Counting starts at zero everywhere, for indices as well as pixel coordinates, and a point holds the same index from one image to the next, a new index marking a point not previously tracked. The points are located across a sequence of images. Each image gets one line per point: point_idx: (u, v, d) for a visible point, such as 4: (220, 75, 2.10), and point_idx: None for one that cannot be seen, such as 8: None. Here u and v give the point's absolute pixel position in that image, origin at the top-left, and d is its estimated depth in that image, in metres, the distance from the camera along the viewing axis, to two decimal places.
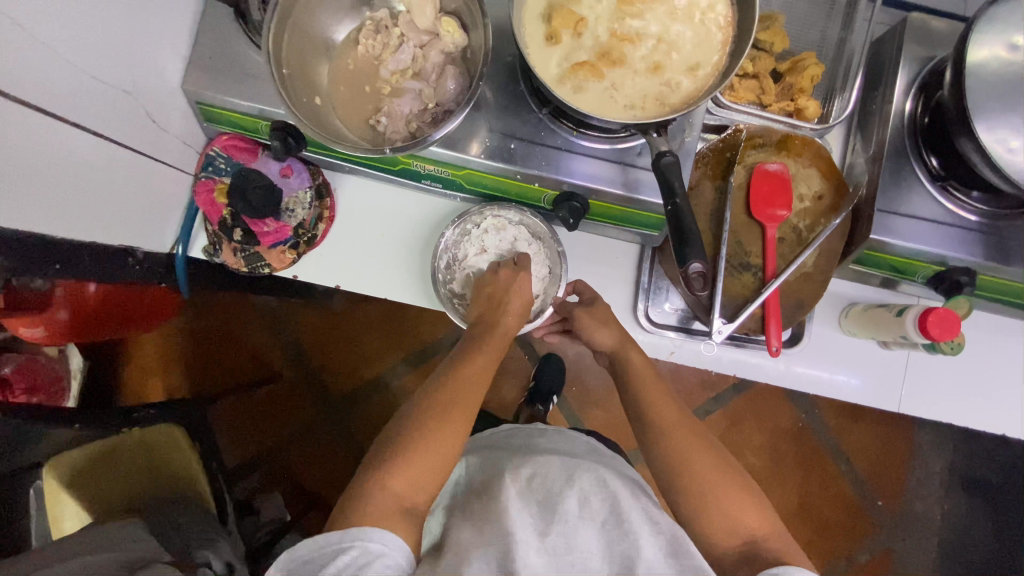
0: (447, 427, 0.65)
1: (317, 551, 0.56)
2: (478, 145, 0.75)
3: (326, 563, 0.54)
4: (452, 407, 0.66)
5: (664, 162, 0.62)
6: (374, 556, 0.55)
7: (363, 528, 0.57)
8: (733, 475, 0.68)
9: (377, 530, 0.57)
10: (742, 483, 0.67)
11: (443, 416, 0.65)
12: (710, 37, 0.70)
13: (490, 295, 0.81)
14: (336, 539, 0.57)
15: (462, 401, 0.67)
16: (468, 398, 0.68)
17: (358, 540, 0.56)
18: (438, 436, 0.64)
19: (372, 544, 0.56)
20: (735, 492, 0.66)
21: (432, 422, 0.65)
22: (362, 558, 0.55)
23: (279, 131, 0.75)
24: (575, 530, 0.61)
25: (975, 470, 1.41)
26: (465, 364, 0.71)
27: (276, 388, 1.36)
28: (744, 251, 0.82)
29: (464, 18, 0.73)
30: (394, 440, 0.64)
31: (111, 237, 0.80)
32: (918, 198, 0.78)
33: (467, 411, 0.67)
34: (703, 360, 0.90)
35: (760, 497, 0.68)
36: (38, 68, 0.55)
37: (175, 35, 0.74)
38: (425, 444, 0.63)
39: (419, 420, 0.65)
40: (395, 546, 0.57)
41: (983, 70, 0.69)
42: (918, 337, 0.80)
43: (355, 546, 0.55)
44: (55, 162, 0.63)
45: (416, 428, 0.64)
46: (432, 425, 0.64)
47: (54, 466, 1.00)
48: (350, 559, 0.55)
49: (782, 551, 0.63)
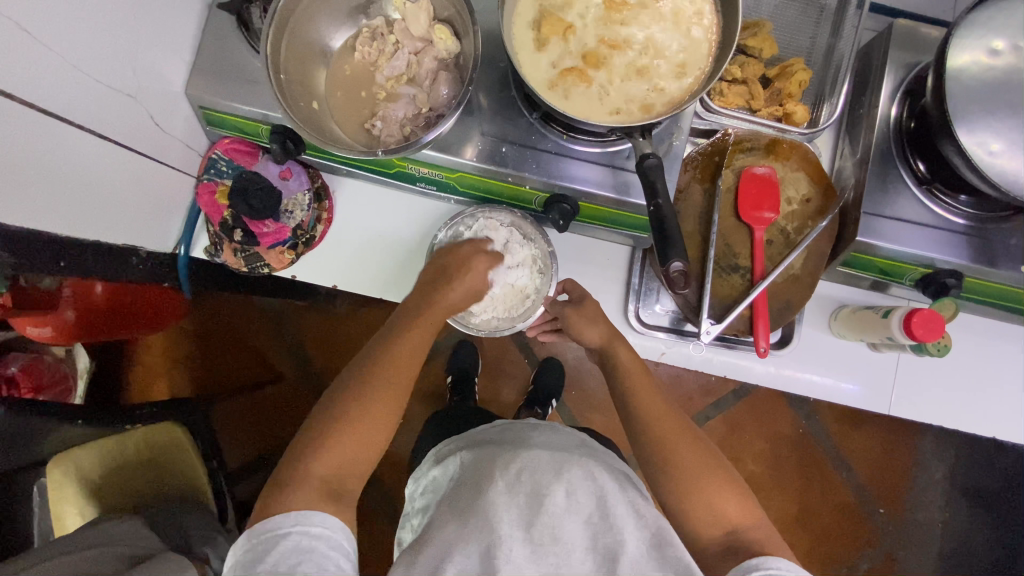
0: (392, 391, 0.68)
1: (261, 537, 0.58)
2: (472, 149, 0.77)
3: (268, 549, 0.57)
4: (387, 378, 0.68)
5: (648, 164, 0.64)
6: (317, 539, 0.58)
7: (306, 512, 0.59)
8: (717, 469, 0.69)
9: (319, 515, 0.59)
10: (727, 479, 0.68)
11: (382, 388, 0.68)
12: (695, 43, 0.72)
13: (451, 262, 0.80)
14: (278, 523, 0.59)
15: (396, 374, 0.69)
16: (405, 366, 0.70)
17: (299, 525, 0.58)
18: (384, 400, 0.67)
19: (314, 528, 0.59)
20: (720, 485, 0.68)
21: (367, 394, 0.67)
22: (305, 542, 0.58)
23: (279, 135, 0.77)
24: (561, 522, 0.61)
25: (976, 478, 1.40)
26: (412, 332, 0.72)
27: (282, 388, 1.38)
28: (732, 253, 0.84)
29: (457, 25, 0.76)
30: (344, 410, 0.66)
31: (115, 236, 0.82)
32: (904, 201, 0.78)
33: (395, 395, 0.68)
34: (692, 362, 0.92)
35: (746, 490, 0.69)
36: (41, 70, 0.57)
37: (178, 41, 0.77)
38: (360, 413, 0.66)
39: (358, 390, 0.67)
40: (337, 528, 0.60)
41: (964, 74, 0.71)
42: (904, 338, 0.81)
43: (297, 531, 0.58)
44: (60, 161, 0.66)
45: (352, 412, 0.66)
46: (371, 396, 0.67)
47: (59, 463, 0.99)
48: (292, 544, 0.57)
49: (764, 543, 0.64)
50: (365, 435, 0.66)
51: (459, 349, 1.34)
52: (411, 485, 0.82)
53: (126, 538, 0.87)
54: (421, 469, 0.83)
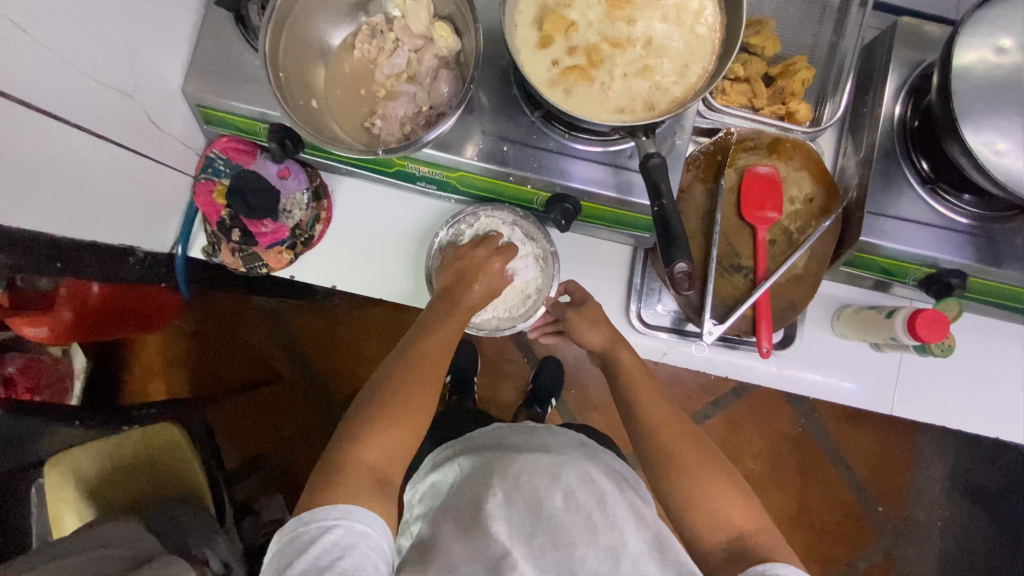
0: (423, 390, 0.69)
1: (303, 527, 0.57)
2: (472, 148, 0.76)
3: (311, 541, 0.56)
4: (420, 371, 0.70)
5: (652, 164, 0.63)
6: (360, 536, 0.57)
7: (350, 507, 0.58)
8: (722, 474, 0.68)
9: (364, 512, 0.58)
10: (731, 482, 0.68)
11: (415, 383, 0.69)
12: (698, 41, 0.72)
13: (459, 267, 0.82)
14: (323, 515, 0.58)
15: (430, 370, 0.70)
16: (435, 367, 0.71)
17: (343, 519, 0.57)
18: (419, 398, 0.68)
19: (357, 524, 0.57)
20: (725, 490, 0.67)
21: (402, 387, 0.68)
22: (348, 537, 0.56)
23: (277, 134, 0.76)
24: (562, 525, 0.61)
25: (976, 476, 1.40)
26: (438, 331, 0.74)
27: (281, 388, 1.37)
28: (735, 253, 0.83)
29: (457, 23, 0.75)
30: (380, 408, 0.66)
31: (111, 236, 0.81)
32: (908, 201, 0.78)
33: (427, 396, 0.69)
34: (694, 362, 0.92)
35: (751, 495, 0.68)
36: (35, 67, 0.56)
37: (175, 38, 0.76)
38: (399, 410, 0.66)
39: (395, 384, 0.68)
40: (378, 526, 0.58)
41: (970, 73, 0.71)
42: (908, 339, 0.80)
43: (341, 525, 0.57)
44: (54, 159, 0.64)
45: (388, 408, 0.66)
46: (408, 388, 0.68)
47: (57, 463, 0.99)
48: (335, 538, 0.56)
49: (770, 547, 0.63)
50: (405, 427, 0.66)
51: (459, 349, 1.33)
52: (410, 490, 0.82)
53: (122, 539, 0.86)
54: (418, 474, 0.83)
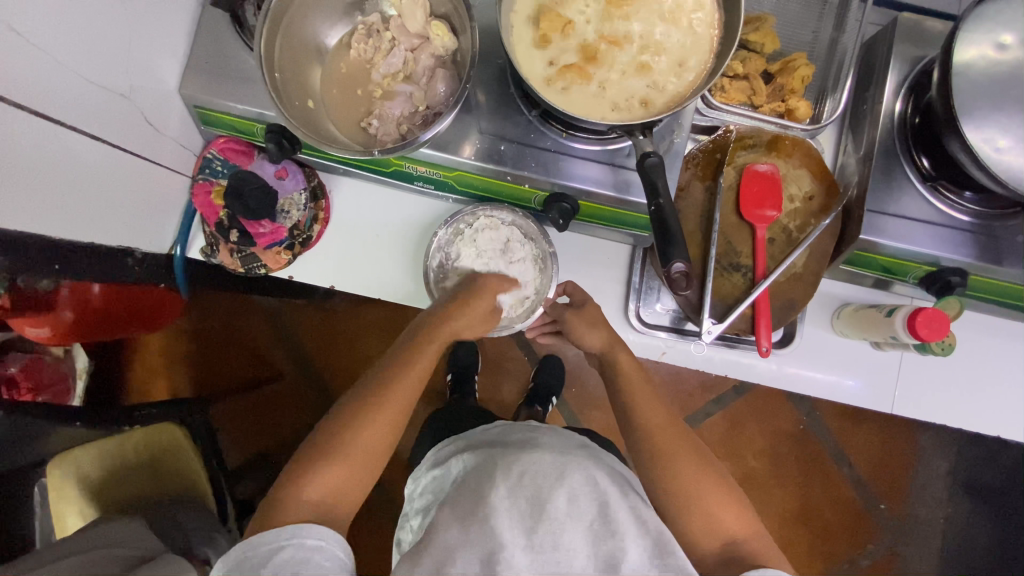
0: (376, 434, 0.67)
1: (254, 550, 0.58)
2: (470, 147, 0.76)
3: (263, 561, 0.57)
4: (384, 402, 0.68)
5: (649, 163, 0.63)
6: (312, 551, 0.58)
7: (299, 525, 0.59)
8: (717, 480, 0.69)
9: (314, 527, 0.60)
10: (726, 488, 0.68)
11: (377, 414, 0.68)
12: (696, 39, 0.71)
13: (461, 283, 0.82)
14: (271, 539, 0.59)
15: (396, 403, 0.69)
16: (397, 409, 0.69)
17: (294, 537, 0.58)
18: (365, 446, 0.66)
19: (308, 540, 0.59)
20: (720, 496, 0.68)
21: (363, 417, 0.67)
22: (300, 553, 0.58)
23: (275, 134, 0.76)
24: (564, 529, 0.60)
25: (978, 474, 1.39)
26: (410, 361, 0.73)
27: (282, 386, 1.37)
28: (734, 252, 0.83)
29: (454, 22, 0.75)
30: (329, 448, 0.66)
31: (109, 238, 0.81)
32: (909, 198, 0.77)
33: (378, 441, 0.67)
34: (694, 361, 0.91)
35: (745, 502, 0.69)
36: (30, 71, 0.56)
37: (172, 39, 0.76)
38: (346, 455, 0.66)
39: (357, 412, 0.68)
40: (331, 540, 0.60)
41: (971, 69, 0.70)
42: (908, 339, 0.80)
43: (292, 543, 0.58)
44: (52, 163, 0.64)
45: (334, 449, 0.66)
46: (360, 433, 0.67)
47: (59, 464, 0.99)
48: (287, 556, 0.57)
49: (759, 553, 0.65)
50: (347, 475, 0.65)
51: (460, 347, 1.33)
52: (410, 484, 0.82)
53: (132, 539, 0.87)
54: (420, 469, 0.83)
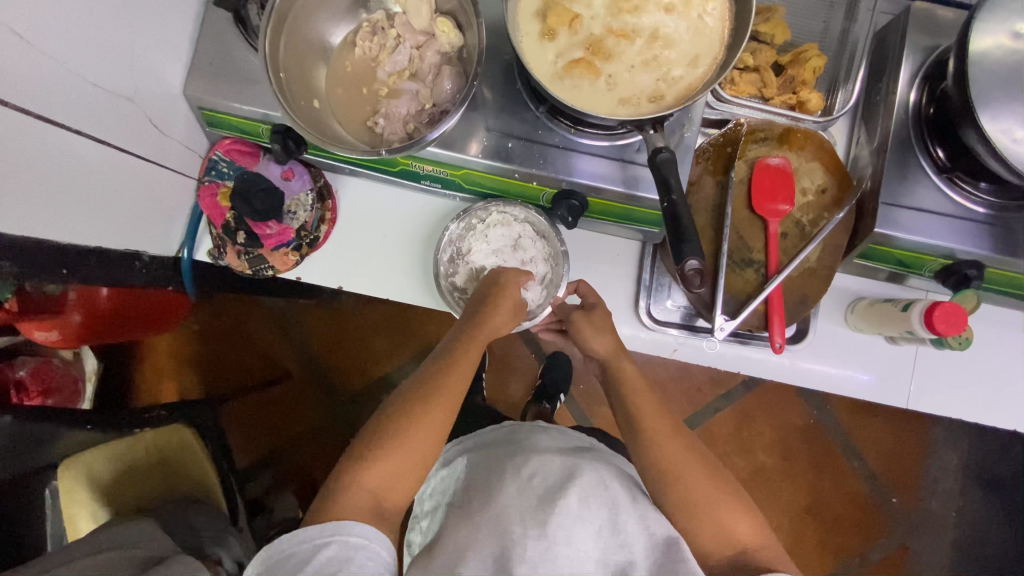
0: (418, 437, 0.65)
1: (295, 546, 0.57)
2: (477, 145, 0.75)
3: (306, 559, 0.56)
4: (422, 413, 0.67)
5: (660, 158, 0.62)
6: (356, 549, 0.57)
7: (344, 522, 0.59)
8: (727, 488, 0.68)
9: (358, 525, 0.58)
10: (737, 498, 0.68)
11: (416, 425, 0.66)
12: (707, 31, 0.70)
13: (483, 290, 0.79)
14: (315, 534, 0.58)
15: (436, 415, 0.67)
16: (442, 409, 0.67)
17: (337, 534, 0.58)
18: (402, 449, 0.64)
19: (352, 538, 0.58)
20: (730, 504, 0.67)
21: (401, 428, 0.66)
22: (343, 552, 0.57)
23: (280, 134, 0.75)
24: (574, 527, 0.60)
25: (991, 466, 1.38)
26: (447, 374, 0.70)
27: (290, 386, 1.37)
28: (746, 247, 0.82)
29: (460, 18, 0.74)
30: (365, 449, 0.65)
31: (117, 241, 0.81)
32: (924, 190, 0.76)
33: (421, 447, 0.65)
34: (706, 357, 0.90)
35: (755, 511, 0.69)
36: (34, 76, 0.56)
37: (175, 40, 0.75)
38: (390, 456, 0.64)
39: (387, 427, 0.66)
40: (376, 538, 0.59)
41: (987, 58, 0.68)
42: (925, 333, 0.79)
43: (335, 541, 0.57)
44: (58, 168, 0.64)
45: (374, 450, 0.64)
46: (405, 436, 0.65)
47: (70, 465, 0.97)
48: (331, 554, 0.56)
49: (772, 561, 0.64)
50: (390, 473, 0.64)
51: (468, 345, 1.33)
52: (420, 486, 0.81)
53: (139, 541, 0.86)
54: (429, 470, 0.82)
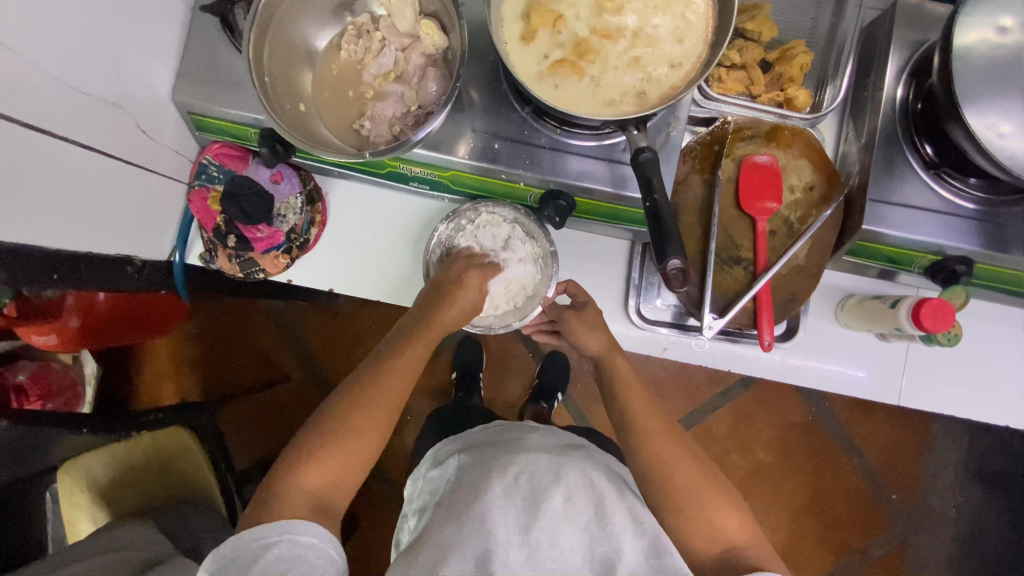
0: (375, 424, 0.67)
1: (243, 545, 0.58)
2: (464, 147, 0.75)
3: (254, 558, 0.57)
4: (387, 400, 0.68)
5: (643, 158, 0.62)
6: (306, 548, 0.58)
7: (293, 522, 0.59)
8: (716, 485, 0.68)
9: (308, 524, 0.59)
10: (725, 494, 0.68)
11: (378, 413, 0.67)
12: (691, 29, 0.70)
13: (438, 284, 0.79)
14: (263, 533, 0.58)
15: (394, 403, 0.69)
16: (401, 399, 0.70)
17: (286, 534, 0.58)
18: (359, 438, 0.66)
19: (302, 537, 0.58)
20: (719, 501, 0.67)
21: (360, 414, 0.67)
22: (293, 550, 0.58)
23: (267, 138, 0.75)
24: (559, 527, 0.61)
25: (991, 462, 1.38)
26: (405, 355, 0.71)
27: (288, 388, 1.38)
28: (734, 245, 0.82)
29: (444, 19, 0.74)
30: (327, 438, 0.65)
31: (107, 246, 0.81)
32: (911, 187, 0.76)
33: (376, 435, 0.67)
34: (696, 356, 0.90)
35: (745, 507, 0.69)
36: (20, 84, 0.56)
37: (163, 45, 0.76)
38: (346, 440, 0.65)
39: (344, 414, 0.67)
40: (325, 538, 0.60)
41: (972, 53, 0.68)
42: (913, 330, 0.78)
43: (284, 540, 0.58)
44: (48, 175, 0.65)
45: (333, 436, 0.65)
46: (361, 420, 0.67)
47: (69, 469, 0.98)
48: (279, 553, 0.57)
49: (760, 559, 0.64)
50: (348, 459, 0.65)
51: (465, 346, 1.34)
52: (410, 484, 0.82)
53: (137, 542, 0.87)
54: (420, 469, 0.82)
